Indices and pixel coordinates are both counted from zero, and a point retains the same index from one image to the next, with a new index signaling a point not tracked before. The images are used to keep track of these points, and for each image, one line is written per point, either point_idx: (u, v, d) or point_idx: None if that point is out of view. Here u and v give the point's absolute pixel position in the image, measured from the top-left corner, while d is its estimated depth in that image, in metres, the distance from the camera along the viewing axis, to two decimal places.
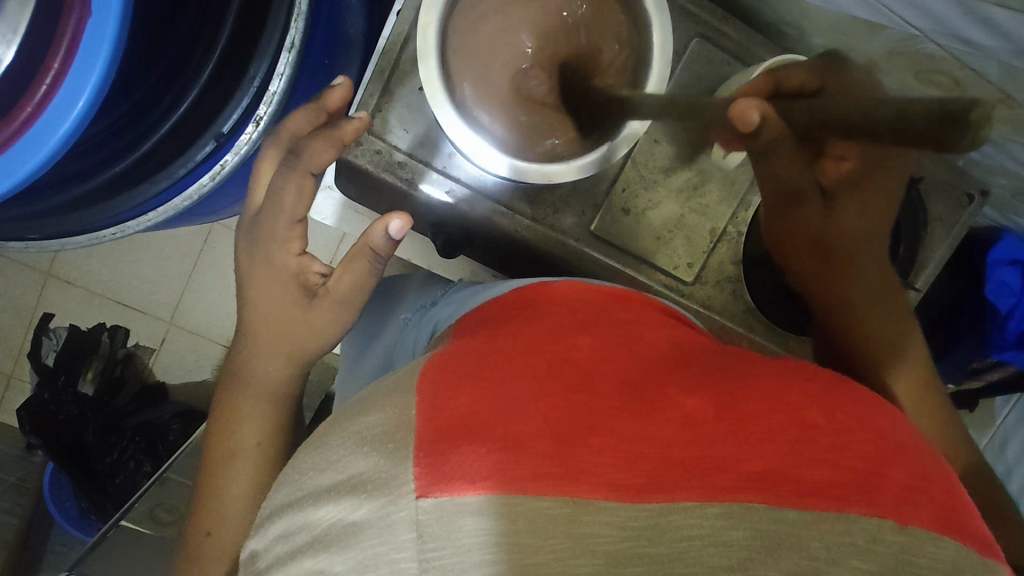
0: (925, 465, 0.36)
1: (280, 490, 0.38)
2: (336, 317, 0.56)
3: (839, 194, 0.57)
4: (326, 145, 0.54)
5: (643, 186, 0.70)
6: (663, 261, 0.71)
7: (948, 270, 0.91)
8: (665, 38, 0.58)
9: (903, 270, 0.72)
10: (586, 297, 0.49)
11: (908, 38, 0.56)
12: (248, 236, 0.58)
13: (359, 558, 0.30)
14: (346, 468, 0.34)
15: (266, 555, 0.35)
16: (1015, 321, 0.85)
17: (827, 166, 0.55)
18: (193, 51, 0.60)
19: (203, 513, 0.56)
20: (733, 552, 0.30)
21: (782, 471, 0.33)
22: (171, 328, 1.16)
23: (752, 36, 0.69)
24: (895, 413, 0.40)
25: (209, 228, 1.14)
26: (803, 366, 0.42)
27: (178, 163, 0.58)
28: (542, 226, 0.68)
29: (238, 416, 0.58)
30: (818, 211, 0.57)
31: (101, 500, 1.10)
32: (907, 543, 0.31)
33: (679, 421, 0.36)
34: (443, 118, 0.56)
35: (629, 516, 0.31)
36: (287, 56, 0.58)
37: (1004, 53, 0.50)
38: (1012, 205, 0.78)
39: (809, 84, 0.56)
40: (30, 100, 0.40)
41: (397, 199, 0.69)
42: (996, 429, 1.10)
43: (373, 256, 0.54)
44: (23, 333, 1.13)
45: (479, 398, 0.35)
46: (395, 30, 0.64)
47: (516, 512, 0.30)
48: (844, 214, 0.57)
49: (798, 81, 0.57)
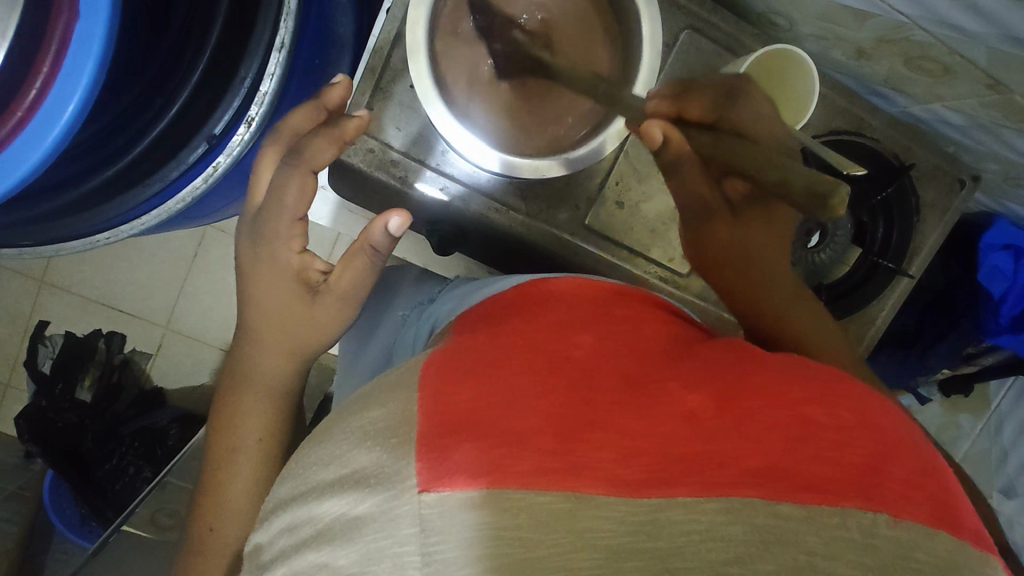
0: (922, 462, 0.36)
1: (283, 484, 0.38)
2: (340, 314, 0.57)
3: (742, 212, 0.61)
4: (328, 143, 0.53)
5: (635, 179, 0.70)
6: (658, 254, 0.72)
7: (942, 255, 0.91)
8: (655, 29, 0.58)
9: (897, 257, 0.73)
10: (587, 292, 0.49)
11: (897, 25, 0.56)
12: (250, 231, 0.57)
13: (362, 552, 0.30)
14: (349, 463, 0.34)
15: (269, 548, 0.36)
16: (1008, 305, 0.86)
17: (730, 183, 0.61)
18: (183, 53, 0.60)
19: (206, 509, 0.56)
20: (732, 545, 0.30)
21: (781, 467, 0.34)
22: (168, 332, 1.15)
23: (741, 26, 0.69)
24: (889, 406, 0.41)
25: (202, 232, 1.13)
26: (802, 360, 0.43)
27: (170, 166, 0.57)
28: (537, 221, 0.69)
29: (241, 412, 0.57)
30: (728, 224, 0.61)
31: (101, 507, 1.11)
32: (904, 537, 0.32)
33: (680, 414, 0.36)
34: (434, 114, 0.56)
35: (630, 510, 0.31)
36: (277, 57, 0.58)
37: (992, 38, 0.50)
38: (1003, 189, 0.78)
39: (706, 118, 0.55)
40: (21, 104, 0.40)
41: (391, 197, 0.69)
42: (991, 414, 1.11)
43: (373, 254, 0.54)
44: (19, 340, 1.12)
45: (480, 395, 0.35)
46: (385, 28, 0.63)
47: (516, 507, 0.30)
48: (749, 231, 0.60)
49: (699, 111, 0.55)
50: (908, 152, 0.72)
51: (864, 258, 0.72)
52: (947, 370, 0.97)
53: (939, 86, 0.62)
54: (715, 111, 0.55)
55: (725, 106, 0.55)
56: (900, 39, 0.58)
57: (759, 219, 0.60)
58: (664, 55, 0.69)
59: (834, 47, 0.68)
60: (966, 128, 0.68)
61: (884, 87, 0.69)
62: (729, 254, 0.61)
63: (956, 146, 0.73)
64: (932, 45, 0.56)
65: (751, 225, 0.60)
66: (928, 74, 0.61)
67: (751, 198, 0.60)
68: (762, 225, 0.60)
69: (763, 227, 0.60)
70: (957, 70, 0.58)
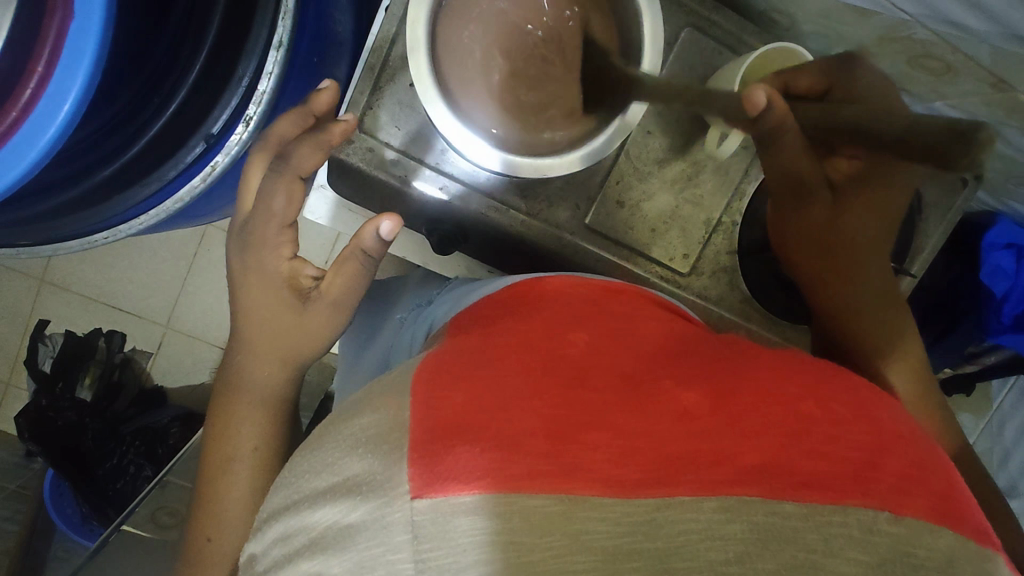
0: (920, 455, 0.37)
1: (276, 493, 0.38)
2: (329, 319, 0.56)
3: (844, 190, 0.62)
4: (313, 149, 0.53)
5: (636, 177, 0.70)
6: (659, 253, 0.71)
7: (944, 255, 0.91)
8: (656, 25, 0.57)
9: (898, 257, 0.72)
10: (582, 291, 0.49)
11: (899, 23, 0.56)
12: (238, 241, 0.57)
13: (356, 560, 0.30)
14: (340, 470, 0.33)
15: (264, 558, 0.36)
16: (1011, 305, 0.86)
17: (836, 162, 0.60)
18: (179, 51, 0.60)
19: (203, 516, 0.56)
20: (729, 545, 0.30)
21: (779, 465, 0.33)
22: (168, 332, 1.15)
23: (742, 24, 0.69)
24: (886, 400, 0.41)
25: (203, 231, 1.13)
26: (798, 357, 0.43)
27: (168, 165, 0.57)
28: (536, 220, 0.68)
29: (237, 418, 0.57)
30: (827, 205, 0.62)
31: (101, 505, 1.10)
32: (902, 533, 0.31)
33: (675, 414, 0.36)
34: (434, 113, 0.56)
35: (626, 511, 0.31)
36: (276, 55, 0.58)
37: (994, 35, 0.51)
38: (1006, 188, 0.78)
39: (815, 88, 0.60)
40: (16, 103, 0.40)
41: (391, 196, 0.69)
42: (993, 414, 1.11)
43: (364, 258, 0.54)
44: (19, 339, 1.13)
45: (474, 397, 0.35)
46: (384, 27, 0.63)
47: (511, 510, 0.30)
48: (848, 213, 0.63)
49: (806, 85, 0.60)
50: None
51: None
52: (948, 369, 0.97)
53: None
54: (827, 80, 0.60)
55: (835, 77, 0.60)
56: (903, 37, 0.58)
57: (859, 200, 0.62)
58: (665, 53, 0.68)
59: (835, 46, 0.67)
60: None
61: None
62: (824, 228, 0.63)
63: None
64: (934, 44, 0.56)
65: (851, 209, 0.62)
66: None
67: (855, 177, 0.61)
68: (862, 207, 0.62)
69: (863, 208, 0.63)
70: (959, 68, 0.57)
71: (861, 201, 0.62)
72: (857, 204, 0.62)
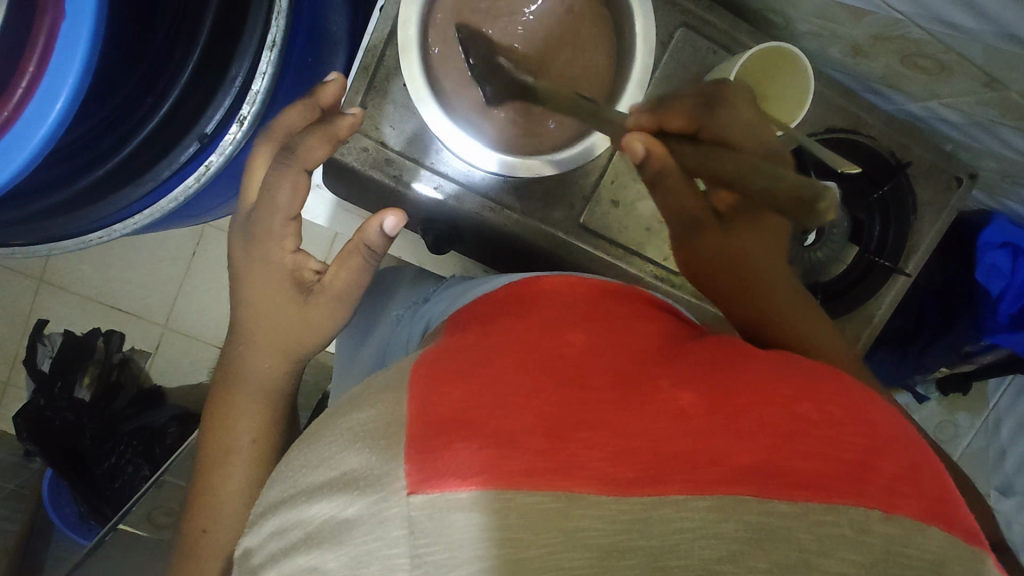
0: (912, 457, 0.37)
1: (273, 487, 0.38)
2: (331, 314, 0.56)
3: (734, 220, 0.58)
4: (320, 142, 0.52)
5: (630, 176, 0.70)
6: (653, 252, 0.71)
7: (939, 253, 0.91)
8: (645, 17, 0.58)
9: (894, 256, 0.72)
10: (579, 291, 0.49)
11: (892, 22, 0.56)
12: (243, 233, 0.57)
13: (352, 555, 0.30)
14: (338, 465, 0.34)
15: (260, 551, 0.35)
16: (1007, 303, 0.85)
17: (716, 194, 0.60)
18: (174, 51, 0.61)
19: (200, 510, 0.56)
20: (725, 543, 0.30)
21: (773, 465, 0.33)
22: (167, 331, 1.15)
23: (737, 23, 0.69)
24: (881, 402, 0.41)
25: (201, 230, 1.13)
26: (795, 358, 0.43)
27: (162, 165, 0.58)
28: (532, 219, 0.68)
29: (235, 413, 0.58)
30: (717, 235, 0.58)
31: (99, 504, 1.11)
32: (896, 533, 0.32)
33: (672, 413, 0.36)
34: (426, 112, 0.56)
35: (621, 508, 0.31)
36: (270, 55, 0.58)
37: (988, 35, 0.50)
38: (1002, 186, 0.78)
39: (688, 129, 0.53)
40: (8, 103, 0.40)
41: (386, 195, 0.69)
42: (989, 412, 1.11)
43: (367, 253, 0.54)
44: (17, 339, 1.13)
45: (470, 394, 0.35)
46: (379, 26, 0.63)
47: (506, 507, 0.30)
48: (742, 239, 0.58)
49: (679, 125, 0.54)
50: (906, 150, 0.72)
51: (860, 257, 0.72)
52: (944, 368, 0.97)
53: (936, 84, 0.62)
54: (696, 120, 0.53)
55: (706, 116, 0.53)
56: (896, 36, 0.58)
57: (749, 228, 0.58)
58: (659, 53, 0.68)
59: (830, 45, 0.67)
60: (962, 125, 0.68)
61: (880, 85, 0.69)
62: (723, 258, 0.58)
63: (953, 143, 0.73)
64: (928, 43, 0.56)
65: (742, 236, 0.58)
66: (924, 71, 0.61)
67: (736, 207, 0.59)
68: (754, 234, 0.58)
69: (756, 235, 0.58)
70: (953, 67, 0.58)
71: (750, 227, 0.58)
72: (747, 232, 0.58)
